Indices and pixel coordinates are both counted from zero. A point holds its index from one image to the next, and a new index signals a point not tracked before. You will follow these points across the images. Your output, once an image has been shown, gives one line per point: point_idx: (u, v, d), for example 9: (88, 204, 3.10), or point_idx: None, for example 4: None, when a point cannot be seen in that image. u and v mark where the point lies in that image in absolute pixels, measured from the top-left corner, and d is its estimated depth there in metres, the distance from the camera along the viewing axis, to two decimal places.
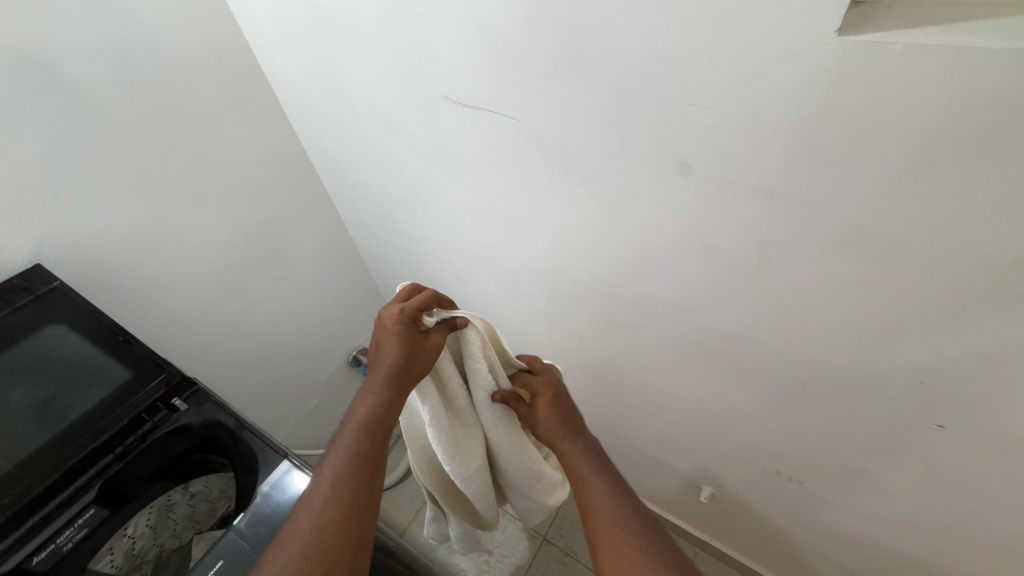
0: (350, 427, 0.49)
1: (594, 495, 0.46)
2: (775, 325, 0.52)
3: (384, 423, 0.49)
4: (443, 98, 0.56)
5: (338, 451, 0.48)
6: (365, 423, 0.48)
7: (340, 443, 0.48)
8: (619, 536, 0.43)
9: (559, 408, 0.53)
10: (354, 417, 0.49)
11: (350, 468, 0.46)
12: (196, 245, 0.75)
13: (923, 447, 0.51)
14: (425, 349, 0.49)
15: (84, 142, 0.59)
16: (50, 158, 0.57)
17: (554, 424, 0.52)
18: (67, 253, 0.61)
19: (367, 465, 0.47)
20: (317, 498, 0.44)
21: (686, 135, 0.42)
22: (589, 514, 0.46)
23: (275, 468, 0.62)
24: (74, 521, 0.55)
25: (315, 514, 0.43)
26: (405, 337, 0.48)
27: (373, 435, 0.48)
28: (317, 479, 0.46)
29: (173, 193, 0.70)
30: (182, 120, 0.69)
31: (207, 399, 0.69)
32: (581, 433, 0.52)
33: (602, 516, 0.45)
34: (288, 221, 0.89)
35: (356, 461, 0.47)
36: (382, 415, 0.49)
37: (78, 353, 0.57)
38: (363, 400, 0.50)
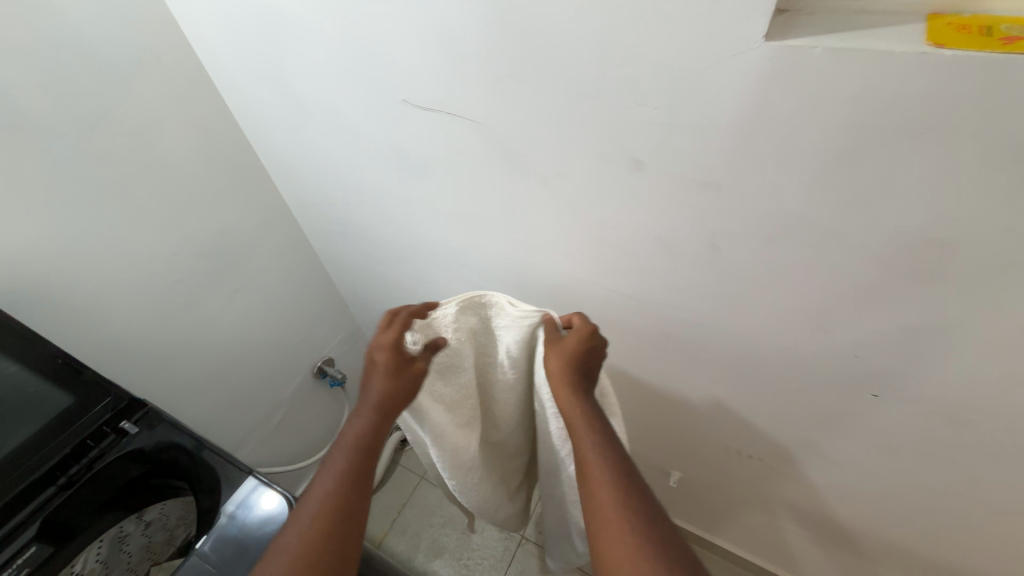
0: (340, 448, 0.47)
1: (592, 456, 0.44)
2: (728, 311, 0.55)
3: (375, 445, 0.48)
4: (402, 101, 0.56)
5: (329, 472, 0.46)
6: (356, 444, 0.47)
7: (330, 465, 0.46)
8: (614, 503, 0.41)
9: (584, 356, 0.49)
10: (343, 440, 0.48)
11: (344, 489, 0.44)
12: (141, 258, 0.71)
13: (864, 416, 0.56)
14: (415, 375, 0.50)
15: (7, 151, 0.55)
16: None
17: (567, 375, 0.49)
18: None
19: (361, 486, 0.45)
20: (309, 518, 0.43)
21: (638, 134, 0.44)
22: (585, 474, 0.44)
23: (240, 486, 0.60)
24: (14, 561, 0.51)
25: (308, 535, 0.42)
26: (396, 361, 0.50)
27: (367, 456, 0.47)
28: (305, 503, 0.44)
29: (113, 204, 0.66)
30: (120, 125, 0.65)
31: (160, 420, 0.66)
32: (591, 394, 0.49)
33: (597, 480, 0.43)
34: (243, 230, 0.86)
35: (348, 484, 0.45)
36: (374, 437, 0.48)
37: (11, 379, 0.52)
38: (354, 421, 0.49)
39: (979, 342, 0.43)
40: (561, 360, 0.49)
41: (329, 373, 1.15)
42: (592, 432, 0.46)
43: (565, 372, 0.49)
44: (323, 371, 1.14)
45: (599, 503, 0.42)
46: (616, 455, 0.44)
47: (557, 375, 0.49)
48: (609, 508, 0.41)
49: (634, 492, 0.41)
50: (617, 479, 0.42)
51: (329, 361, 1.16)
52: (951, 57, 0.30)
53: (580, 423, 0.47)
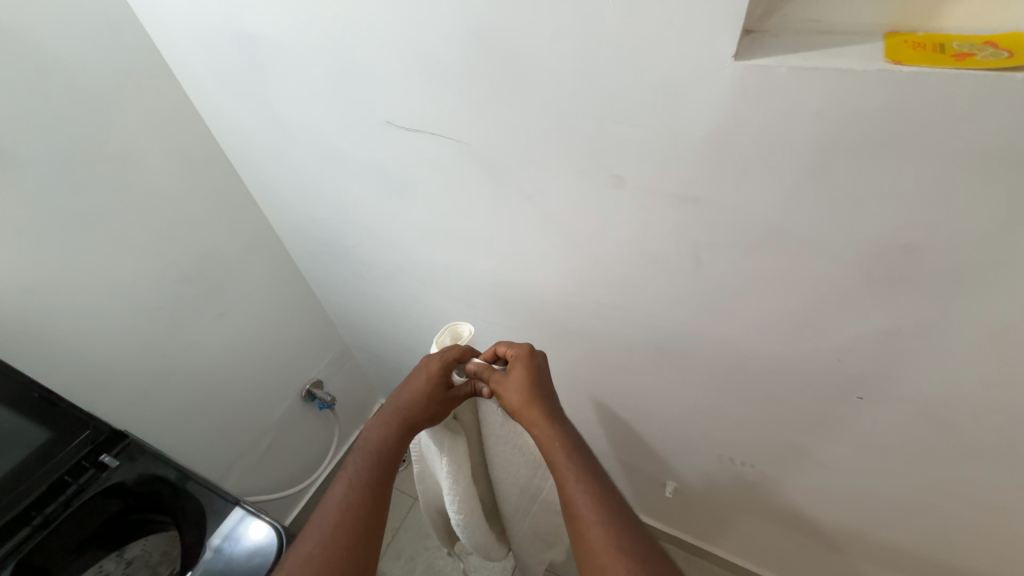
0: (360, 454, 0.51)
1: (574, 488, 0.45)
2: (713, 320, 0.56)
3: (390, 457, 0.52)
4: (385, 124, 0.56)
5: (344, 479, 0.49)
6: (374, 452, 0.51)
7: (348, 469, 0.50)
8: (603, 534, 0.41)
9: (534, 379, 0.50)
10: (362, 445, 0.52)
11: (357, 495, 0.48)
12: (123, 285, 0.70)
13: (850, 419, 0.57)
14: (449, 399, 0.52)
15: None
16: None
17: (534, 406, 0.49)
18: None
19: (373, 495, 0.48)
20: (325, 520, 0.46)
21: (617, 151, 0.45)
22: (571, 509, 0.44)
23: (226, 518, 0.58)
24: None
25: (319, 543, 0.45)
26: (438, 384, 0.52)
27: (381, 465, 0.51)
28: (324, 505, 0.47)
29: (92, 231, 0.65)
30: (100, 152, 0.64)
31: (142, 452, 0.64)
32: (557, 413, 0.50)
33: (584, 513, 0.43)
34: (227, 254, 0.85)
35: (361, 491, 0.48)
36: (390, 447, 0.52)
37: None
38: (372, 429, 0.53)
39: (955, 342, 0.44)
40: (521, 390, 0.49)
41: (317, 395, 1.13)
42: (570, 463, 0.46)
43: (531, 404, 0.49)
44: (311, 394, 1.12)
45: (590, 537, 0.42)
46: (595, 482, 0.45)
47: (525, 409, 0.49)
48: (602, 539, 0.41)
49: (617, 518, 0.42)
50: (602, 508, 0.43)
51: (318, 383, 1.14)
52: (908, 73, 0.32)
53: (558, 457, 0.47)
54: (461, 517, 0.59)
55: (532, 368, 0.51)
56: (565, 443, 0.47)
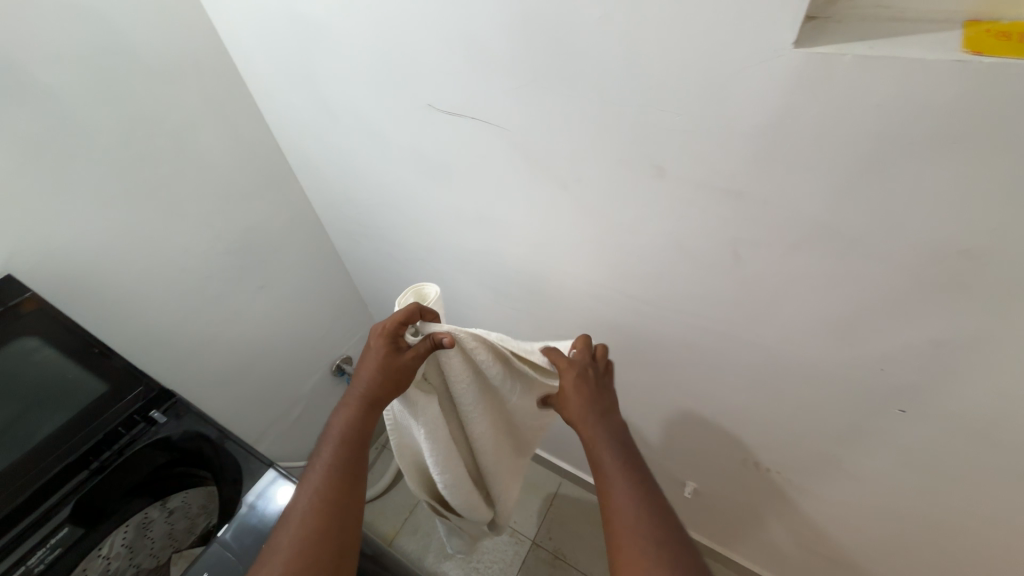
0: (330, 441, 0.50)
1: (614, 489, 0.43)
2: (748, 320, 0.54)
3: (362, 434, 0.50)
4: (426, 107, 0.57)
5: (317, 465, 0.48)
6: (344, 437, 0.50)
7: (321, 457, 0.49)
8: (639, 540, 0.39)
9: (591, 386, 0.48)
10: (332, 432, 0.50)
11: (329, 481, 0.46)
12: (174, 254, 0.74)
13: (890, 432, 0.54)
14: (406, 363, 0.50)
15: (55, 150, 0.58)
16: (23, 167, 0.56)
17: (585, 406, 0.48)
18: (38, 264, 0.59)
19: (346, 476, 0.47)
20: (295, 515, 0.45)
21: (659, 140, 0.44)
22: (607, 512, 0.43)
23: (260, 478, 0.61)
24: (47, 541, 0.53)
25: (297, 527, 0.44)
26: (389, 350, 0.50)
27: (354, 447, 0.49)
28: (297, 492, 0.46)
29: (151, 202, 0.69)
30: (160, 127, 0.68)
31: (187, 411, 0.68)
32: (615, 423, 0.47)
33: (620, 516, 0.41)
34: (269, 230, 0.88)
35: (334, 475, 0.47)
36: (361, 427, 0.50)
37: (52, 366, 0.55)
38: (341, 413, 0.51)
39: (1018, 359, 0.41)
40: (574, 396, 0.48)
41: (346, 371, 1.17)
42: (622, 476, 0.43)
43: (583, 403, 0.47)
44: (341, 369, 1.16)
45: (619, 537, 0.41)
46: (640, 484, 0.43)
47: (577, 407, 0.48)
48: (629, 541, 0.40)
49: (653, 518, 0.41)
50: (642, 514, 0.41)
51: (347, 359, 1.18)
52: (989, 64, 0.29)
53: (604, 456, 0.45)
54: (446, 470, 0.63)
55: (595, 378, 0.49)
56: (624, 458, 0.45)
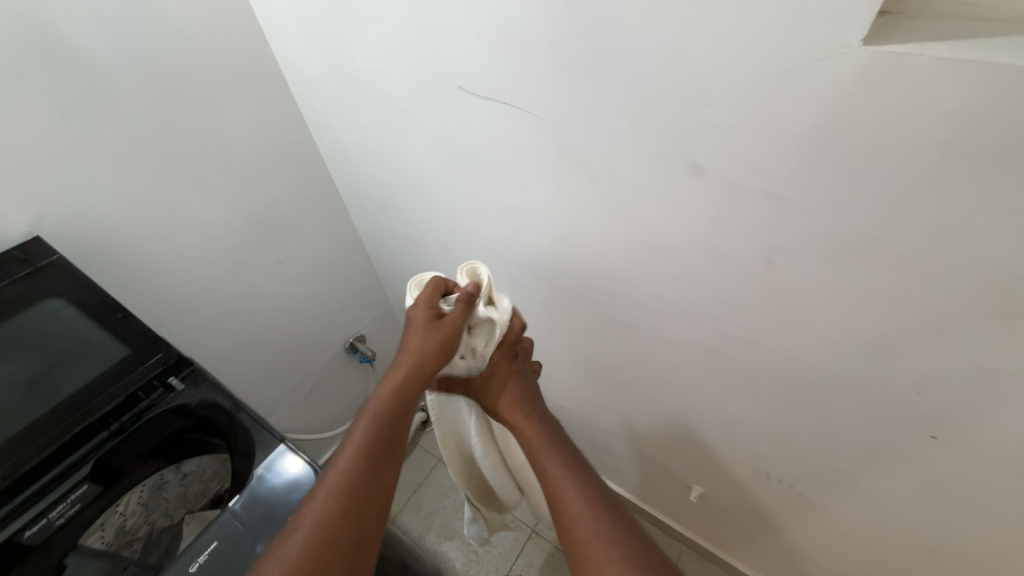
0: (367, 416, 0.48)
1: (564, 486, 0.48)
2: (775, 330, 0.52)
3: (400, 413, 0.49)
4: (457, 88, 0.55)
5: (349, 445, 0.46)
6: (382, 415, 0.48)
7: (355, 435, 0.47)
8: (589, 523, 0.45)
9: (519, 390, 0.57)
10: (369, 408, 0.49)
11: (362, 458, 0.45)
12: (197, 225, 0.75)
13: (914, 455, 0.52)
14: (447, 331, 0.50)
15: (85, 114, 0.58)
16: (53, 129, 0.56)
17: (517, 409, 0.56)
18: (66, 227, 0.60)
19: (380, 456, 0.46)
20: (322, 493, 0.44)
21: (699, 137, 0.42)
22: (558, 506, 0.48)
23: (271, 452, 0.62)
24: (68, 497, 0.55)
25: (321, 510, 0.43)
26: (431, 320, 0.50)
27: (391, 427, 0.48)
28: (326, 473, 0.45)
29: (177, 170, 0.69)
30: (188, 96, 0.67)
31: (204, 379, 0.68)
32: (552, 427, 0.55)
33: (570, 509, 0.47)
34: (291, 205, 0.88)
35: (366, 457, 0.45)
36: (402, 405, 0.49)
37: (74, 326, 0.56)
38: (380, 389, 0.50)
39: None
40: (505, 393, 0.57)
41: (360, 349, 1.18)
42: (564, 473, 0.49)
43: (516, 412, 0.55)
44: (354, 346, 1.17)
45: (580, 531, 0.45)
46: (581, 477, 0.49)
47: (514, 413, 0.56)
48: (591, 535, 0.44)
49: (601, 511, 0.46)
50: (588, 504, 0.46)
51: (361, 337, 1.19)
52: None
53: (544, 460, 0.51)
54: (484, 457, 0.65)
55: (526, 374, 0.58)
56: (564, 458, 0.51)
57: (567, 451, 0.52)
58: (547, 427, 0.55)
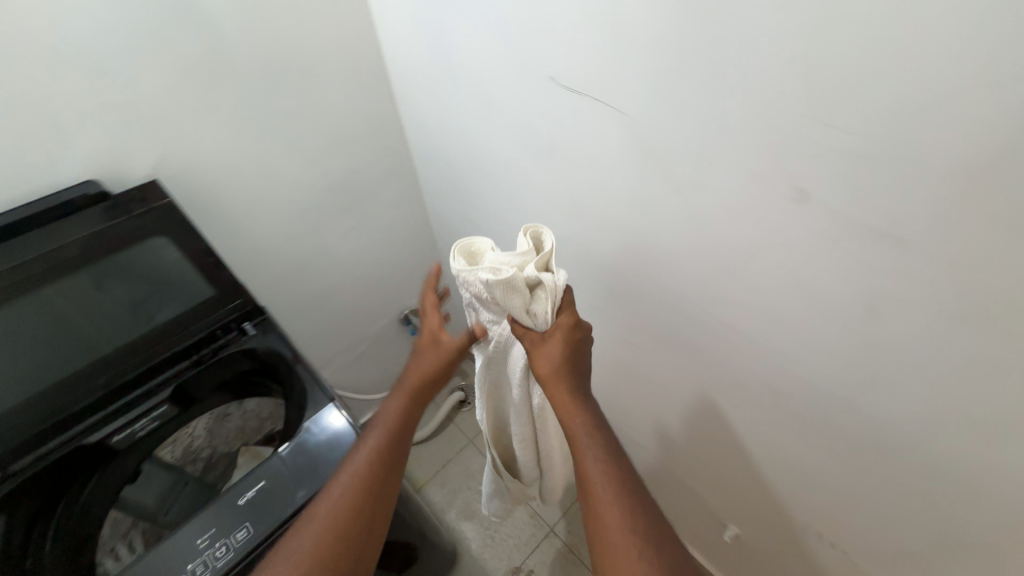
0: (379, 425, 0.52)
1: (593, 472, 0.44)
2: (862, 385, 0.47)
3: (403, 434, 0.52)
4: (547, 78, 0.54)
5: (354, 461, 0.50)
6: (385, 434, 0.51)
7: (360, 452, 0.51)
8: (616, 518, 0.42)
9: (570, 353, 0.48)
10: (374, 425, 0.52)
11: (365, 480, 0.49)
12: (284, 184, 0.80)
13: (1012, 556, 0.45)
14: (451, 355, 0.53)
15: (205, 72, 0.63)
16: (178, 83, 0.62)
17: (559, 377, 0.47)
18: (178, 171, 0.66)
19: (384, 474, 0.49)
20: (326, 508, 0.47)
21: (812, 160, 0.37)
22: (587, 490, 0.44)
23: (320, 406, 0.65)
24: (149, 414, 0.63)
25: (326, 523, 0.46)
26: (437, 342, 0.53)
27: (393, 448, 0.51)
28: (331, 489, 0.49)
29: (274, 132, 0.74)
30: (294, 62, 0.71)
31: (272, 327, 0.71)
32: (592, 406, 0.48)
33: (599, 497, 0.43)
34: (370, 176, 0.91)
35: (369, 476, 0.49)
36: (404, 425, 0.52)
37: (171, 264, 0.63)
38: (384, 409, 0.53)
39: None
40: (555, 358, 0.47)
41: (412, 322, 1.22)
42: (596, 457, 0.45)
43: (557, 378, 0.47)
44: (407, 319, 1.21)
45: (606, 524, 0.42)
46: (615, 464, 0.45)
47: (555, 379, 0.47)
48: (616, 531, 0.41)
49: (631, 505, 0.42)
50: (618, 496, 0.43)
51: (415, 311, 1.23)
52: None
53: (580, 439, 0.46)
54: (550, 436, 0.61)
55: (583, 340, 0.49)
56: (599, 440, 0.46)
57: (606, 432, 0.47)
58: (586, 401, 0.48)
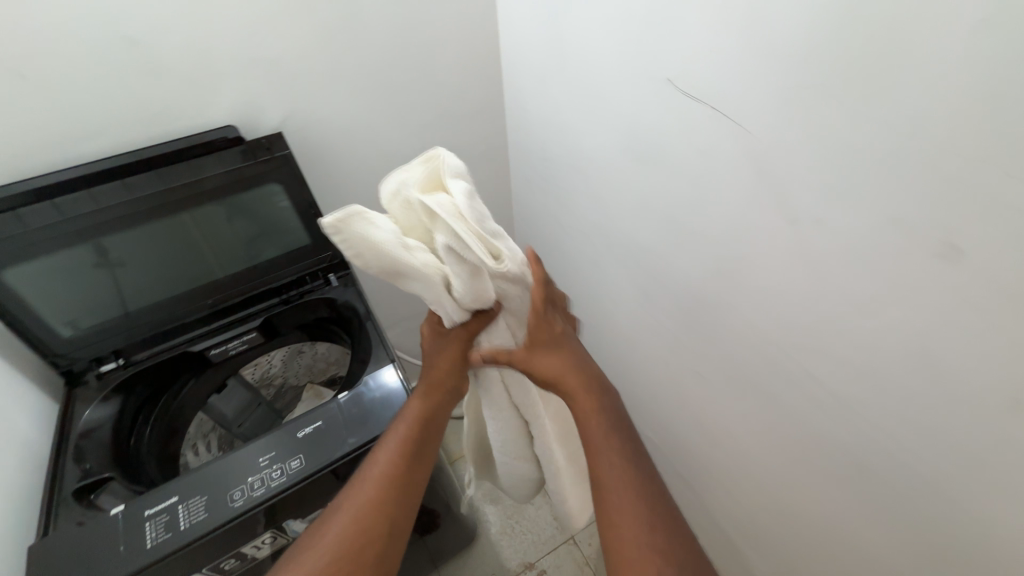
0: (391, 439, 0.49)
1: (608, 474, 0.42)
2: (976, 489, 0.39)
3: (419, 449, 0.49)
4: (665, 80, 0.50)
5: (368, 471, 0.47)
6: (401, 447, 0.48)
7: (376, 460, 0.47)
8: (637, 527, 0.39)
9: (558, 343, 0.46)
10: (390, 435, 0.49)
11: (380, 495, 0.45)
12: (386, 153, 0.84)
13: None
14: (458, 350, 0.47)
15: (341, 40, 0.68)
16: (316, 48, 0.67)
17: (568, 375, 0.45)
18: (299, 128, 0.73)
19: (398, 489, 0.46)
20: (339, 518, 0.44)
21: (977, 215, 0.31)
22: (601, 496, 0.42)
23: (380, 364, 0.65)
24: (240, 337, 0.70)
25: (337, 536, 0.42)
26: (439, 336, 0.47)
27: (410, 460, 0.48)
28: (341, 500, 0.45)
29: (388, 102, 0.78)
30: (418, 38, 0.74)
31: (352, 284, 0.76)
32: (609, 411, 0.45)
33: (614, 503, 0.41)
34: (465, 157, 0.93)
35: (385, 489, 0.45)
36: (422, 440, 0.49)
37: (281, 210, 0.69)
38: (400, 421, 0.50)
39: None
40: (557, 360, 0.45)
41: None
42: (614, 463, 0.42)
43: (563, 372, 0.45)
44: None
45: (625, 536, 0.39)
46: (633, 471, 0.42)
47: (560, 372, 0.45)
48: (638, 545, 0.38)
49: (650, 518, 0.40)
50: (642, 506, 0.40)
51: None
52: None
53: (599, 448, 0.43)
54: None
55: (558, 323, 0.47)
56: (616, 444, 0.43)
57: (624, 437, 0.44)
58: (603, 402, 0.45)
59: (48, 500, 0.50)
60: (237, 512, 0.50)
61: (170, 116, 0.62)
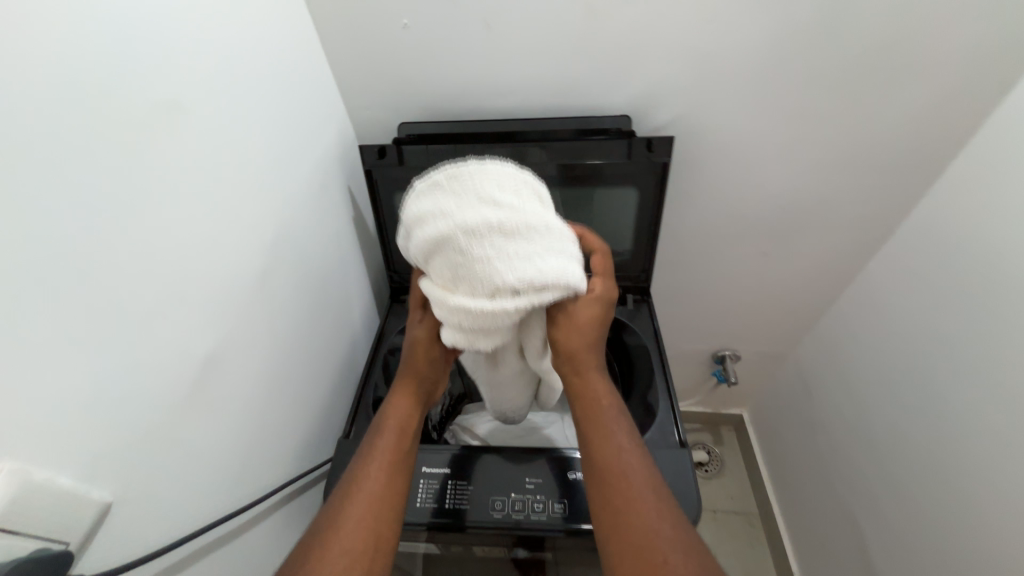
0: (373, 446, 0.45)
1: (626, 453, 0.42)
2: None
3: (403, 450, 0.45)
4: None
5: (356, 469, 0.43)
6: (387, 451, 0.44)
7: (362, 462, 0.43)
8: (657, 511, 0.38)
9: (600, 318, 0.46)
10: (374, 438, 0.45)
11: (378, 493, 0.41)
12: (751, 183, 0.65)
13: None
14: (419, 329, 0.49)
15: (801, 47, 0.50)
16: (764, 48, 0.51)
17: (588, 353, 0.46)
18: (683, 132, 0.59)
19: (391, 490, 0.42)
20: (345, 515, 0.40)
21: None
22: (612, 478, 0.40)
23: (664, 434, 0.53)
24: None
25: (346, 531, 0.39)
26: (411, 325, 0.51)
27: (398, 462, 0.44)
28: (337, 495, 0.41)
29: (798, 128, 0.58)
30: (898, 60, 0.51)
31: (648, 314, 0.66)
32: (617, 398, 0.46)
33: (631, 485, 0.40)
34: (837, 214, 0.68)
35: (384, 491, 0.42)
36: (405, 442, 0.46)
37: (619, 213, 0.61)
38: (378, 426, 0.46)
39: None
40: (586, 331, 0.45)
41: (726, 366, 0.99)
42: (631, 449, 0.42)
43: (586, 344, 0.45)
44: (721, 359, 0.99)
45: (642, 522, 0.38)
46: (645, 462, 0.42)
47: (580, 347, 0.45)
48: (665, 534, 0.37)
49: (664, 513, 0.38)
50: (657, 495, 0.39)
51: (736, 356, 0.99)
52: None
53: (614, 428, 0.43)
54: (488, 211, 0.36)
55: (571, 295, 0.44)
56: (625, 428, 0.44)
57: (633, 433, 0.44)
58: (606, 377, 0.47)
59: (359, 400, 0.58)
60: (493, 523, 0.47)
61: (562, 90, 0.55)
